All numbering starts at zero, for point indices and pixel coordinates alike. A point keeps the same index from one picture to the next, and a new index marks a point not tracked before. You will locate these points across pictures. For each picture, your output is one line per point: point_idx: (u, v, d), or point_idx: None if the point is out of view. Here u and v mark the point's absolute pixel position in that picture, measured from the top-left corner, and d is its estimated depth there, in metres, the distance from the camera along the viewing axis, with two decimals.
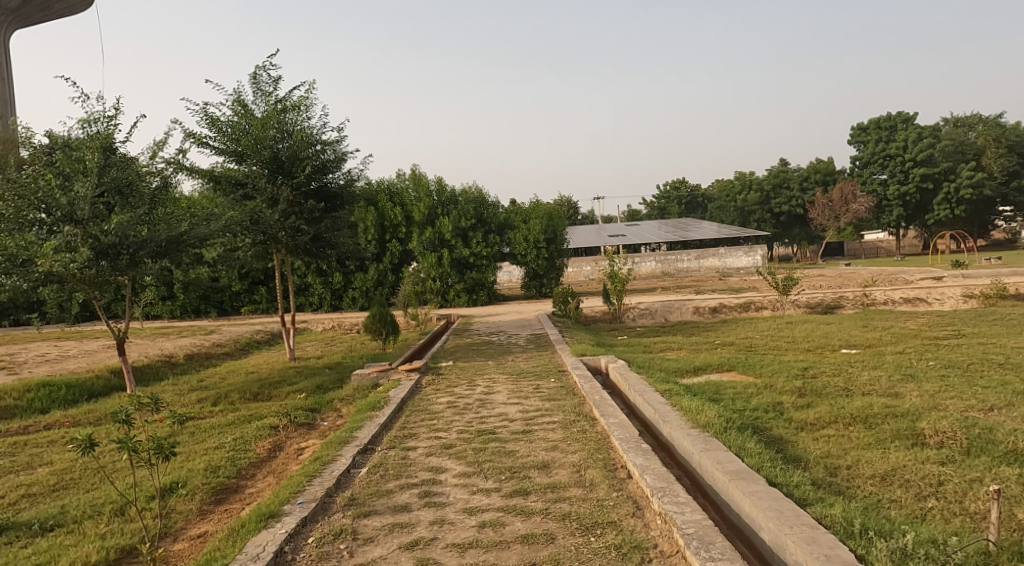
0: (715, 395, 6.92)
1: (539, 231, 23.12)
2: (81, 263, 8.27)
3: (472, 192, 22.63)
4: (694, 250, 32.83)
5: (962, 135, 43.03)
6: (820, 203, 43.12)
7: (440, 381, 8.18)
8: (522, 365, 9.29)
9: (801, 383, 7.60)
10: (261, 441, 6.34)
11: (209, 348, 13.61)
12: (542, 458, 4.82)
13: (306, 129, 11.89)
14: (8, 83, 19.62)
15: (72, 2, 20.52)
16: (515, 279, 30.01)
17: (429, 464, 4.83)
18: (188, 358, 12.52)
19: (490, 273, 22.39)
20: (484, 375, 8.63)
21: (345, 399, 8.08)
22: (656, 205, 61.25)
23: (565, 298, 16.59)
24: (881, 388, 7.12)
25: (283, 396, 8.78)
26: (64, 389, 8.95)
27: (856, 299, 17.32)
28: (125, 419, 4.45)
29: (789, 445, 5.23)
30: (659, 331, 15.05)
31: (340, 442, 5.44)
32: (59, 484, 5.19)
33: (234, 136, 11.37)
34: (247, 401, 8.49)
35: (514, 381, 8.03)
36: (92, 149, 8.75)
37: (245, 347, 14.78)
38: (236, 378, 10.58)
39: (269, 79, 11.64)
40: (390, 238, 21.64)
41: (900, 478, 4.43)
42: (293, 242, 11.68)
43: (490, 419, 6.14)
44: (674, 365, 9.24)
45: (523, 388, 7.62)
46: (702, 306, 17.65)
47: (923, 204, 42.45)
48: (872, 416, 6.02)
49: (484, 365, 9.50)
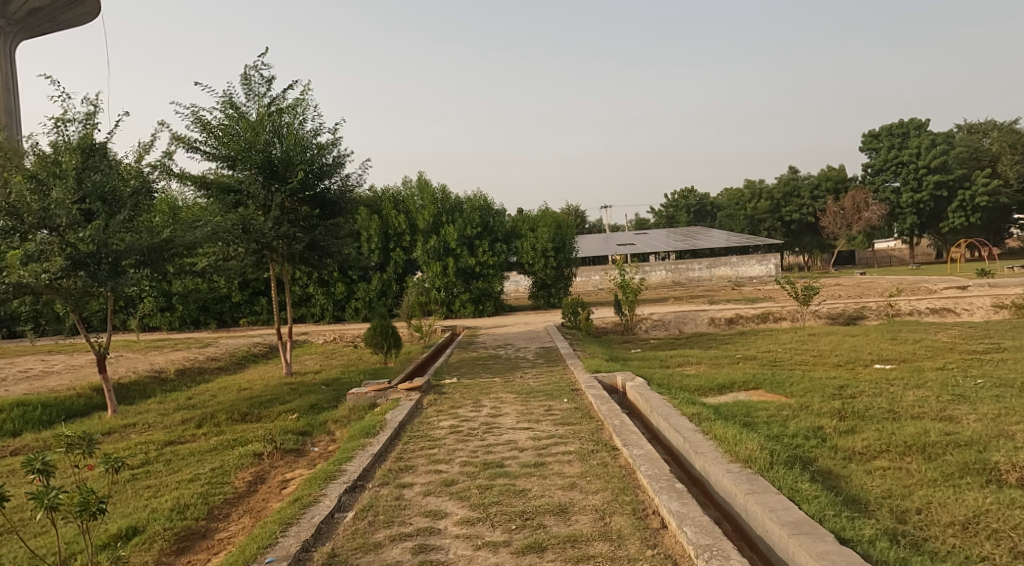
0: (748, 419, 6.26)
1: (548, 239, 22.47)
2: (55, 273, 7.73)
3: (478, 200, 22.09)
4: (706, 259, 32.10)
5: (977, 143, 42.46)
6: (832, 211, 42.40)
7: (443, 401, 7.51)
8: (532, 383, 8.62)
9: (841, 404, 6.95)
10: (242, 472, 5.69)
11: (203, 363, 12.99)
12: (559, 500, 4.12)
13: (301, 131, 11.37)
14: (13, 94, 19.17)
15: (80, 13, 20.21)
16: (523, 289, 29.43)
17: (427, 507, 4.15)
18: (179, 373, 11.90)
19: (496, 282, 21.63)
20: (491, 394, 7.93)
21: (339, 421, 7.50)
22: (665, 213, 60.68)
23: (575, 309, 16.05)
24: (932, 410, 6.44)
25: (274, 417, 8.13)
26: (39, 409, 8.33)
27: (879, 310, 16.52)
28: (44, 466, 3.88)
29: (843, 482, 4.57)
30: (675, 343, 14.31)
31: (326, 477, 4.77)
32: (6, 527, 4.57)
33: (225, 140, 10.80)
34: (233, 423, 7.82)
35: (523, 402, 7.37)
36: (68, 152, 8.23)
37: (242, 360, 14.15)
38: (226, 396, 9.92)
39: (260, 79, 11.09)
40: (394, 246, 21.09)
41: (987, 528, 3.74)
42: (289, 251, 11.05)
43: (499, 448, 5.45)
44: (696, 384, 8.62)
45: (533, 410, 6.94)
46: (717, 317, 16.97)
47: (936, 212, 41.80)
48: (931, 445, 5.37)
49: (490, 382, 8.83)
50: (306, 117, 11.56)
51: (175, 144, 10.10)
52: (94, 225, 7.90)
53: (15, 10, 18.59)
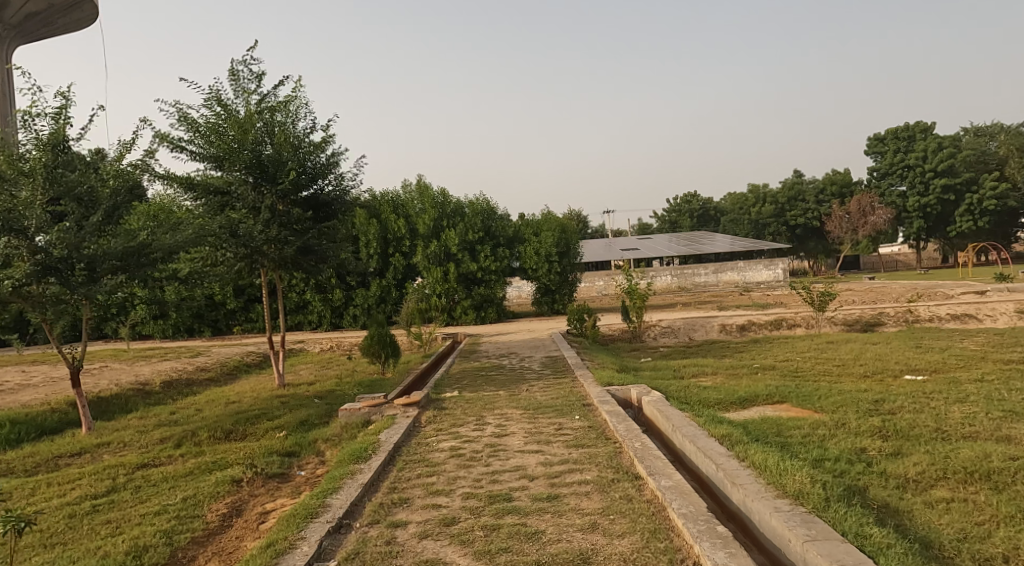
0: (782, 439, 5.64)
1: (551, 244, 21.86)
2: (19, 280, 7.15)
3: (480, 203, 21.51)
4: (712, 264, 31.47)
5: (983, 146, 41.90)
6: (837, 216, 41.83)
7: (443, 419, 6.89)
8: (539, 397, 8.00)
9: (881, 422, 6.32)
10: (217, 503, 5.07)
11: (192, 374, 12.37)
12: (579, 547, 3.49)
13: (293, 129, 10.84)
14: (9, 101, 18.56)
15: (78, 18, 19.65)
16: (525, 295, 28.86)
17: (423, 556, 3.53)
18: (166, 385, 11.29)
19: (498, 288, 21.02)
20: (496, 411, 7.30)
21: (330, 441, 6.88)
22: (668, 218, 60.06)
23: (581, 315, 15.42)
24: (986, 429, 5.83)
25: (260, 435, 7.51)
26: (8, 427, 7.74)
27: (897, 316, 15.88)
28: None
29: (907, 520, 3.97)
30: (686, 351, 13.68)
31: (309, 514, 4.15)
32: None
33: (212, 139, 10.26)
34: (216, 442, 7.20)
35: (531, 420, 6.74)
36: (39, 148, 7.62)
37: (233, 371, 13.54)
38: (212, 411, 9.30)
39: (250, 74, 10.55)
40: (393, 251, 20.49)
41: None
42: (280, 255, 10.45)
43: (506, 477, 4.82)
44: (716, 398, 8.00)
45: (543, 430, 6.31)
46: (728, 323, 16.35)
47: (943, 216, 41.19)
48: (996, 473, 4.77)
49: (494, 397, 8.20)
50: (299, 114, 11.04)
51: (157, 142, 9.55)
52: (59, 229, 7.36)
53: (12, 14, 18.04)
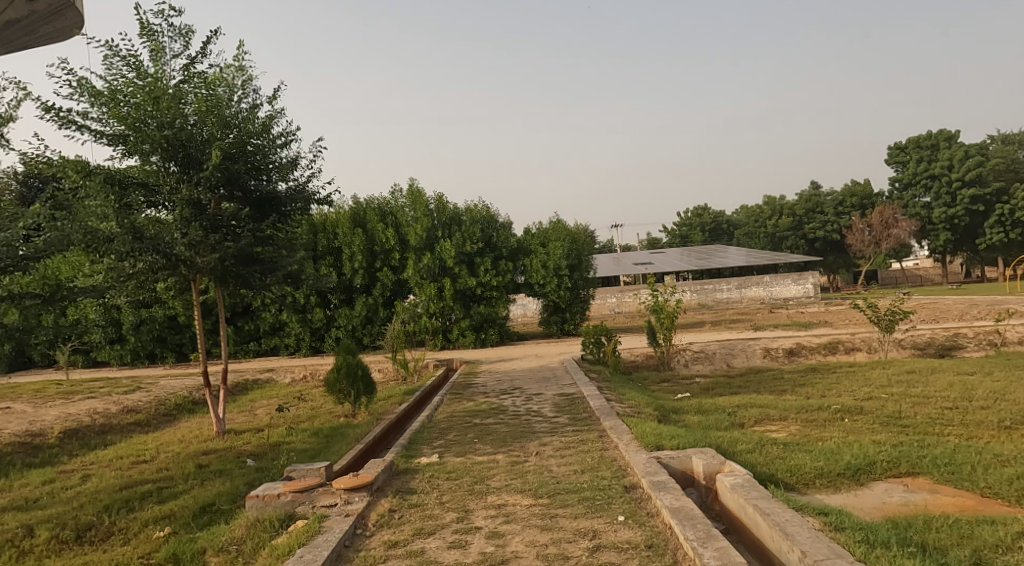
0: None
1: (560, 256, 19.32)
2: None
3: (479, 210, 18.96)
4: (735, 278, 28.83)
5: (1013, 154, 39.26)
6: (858, 228, 39.36)
7: (406, 521, 4.31)
8: (557, 468, 5.41)
9: None
10: None
11: (115, 417, 9.83)
12: None
13: (230, 102, 8.35)
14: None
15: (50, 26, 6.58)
16: (530, 313, 26.33)
17: None
18: (70, 434, 8.76)
19: (501, 306, 18.47)
20: (490, 498, 4.72)
21: (224, 556, 4.31)
22: (678, 232, 57.48)
23: (599, 339, 12.92)
24: None
25: (133, 532, 4.94)
26: None
27: (979, 339, 13.22)
28: None
29: None
30: (732, 384, 11.06)
31: None
32: None
33: (118, 113, 7.82)
34: (54, 553, 4.64)
35: (547, 522, 4.15)
36: None
37: (175, 411, 10.98)
38: (104, 478, 6.76)
39: (171, 28, 8.09)
40: (380, 266, 17.96)
41: None
42: (210, 267, 7.97)
43: None
44: (814, 468, 5.38)
45: (568, 549, 3.74)
46: (774, 347, 13.74)
47: (972, 228, 38.45)
48: None
49: (492, 465, 5.61)
50: (241, 85, 8.55)
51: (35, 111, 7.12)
52: None
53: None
